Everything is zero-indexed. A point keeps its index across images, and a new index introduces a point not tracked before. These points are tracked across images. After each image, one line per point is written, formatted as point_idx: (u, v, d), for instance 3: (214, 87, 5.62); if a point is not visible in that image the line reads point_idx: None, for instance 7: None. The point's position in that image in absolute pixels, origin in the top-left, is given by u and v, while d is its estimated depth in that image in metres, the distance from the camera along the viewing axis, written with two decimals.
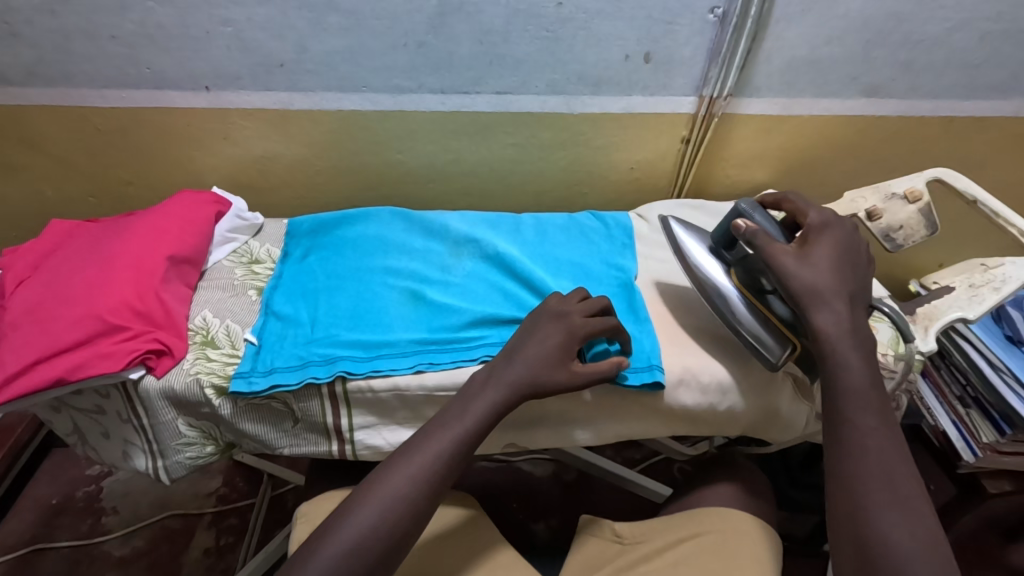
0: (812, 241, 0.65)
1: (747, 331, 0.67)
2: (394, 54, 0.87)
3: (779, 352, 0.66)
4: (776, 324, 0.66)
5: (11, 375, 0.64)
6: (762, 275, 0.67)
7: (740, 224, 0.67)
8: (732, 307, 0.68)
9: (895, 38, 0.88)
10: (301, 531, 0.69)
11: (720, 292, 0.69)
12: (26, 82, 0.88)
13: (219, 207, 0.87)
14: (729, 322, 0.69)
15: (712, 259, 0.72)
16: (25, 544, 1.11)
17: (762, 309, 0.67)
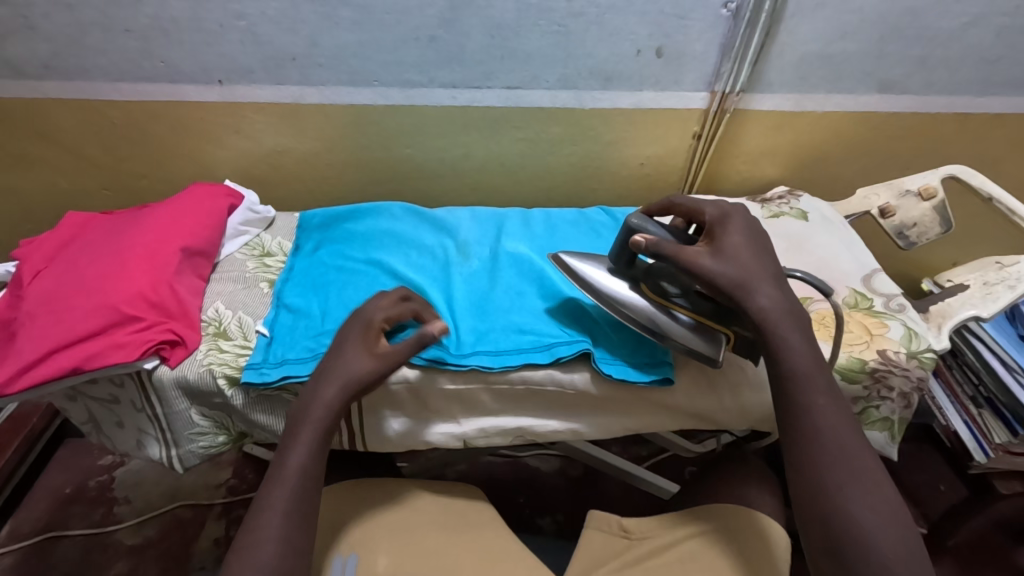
0: (716, 238, 0.64)
1: (683, 340, 0.66)
2: (405, 48, 0.87)
3: (720, 347, 0.65)
4: (701, 320, 0.66)
5: (27, 364, 0.65)
6: (667, 280, 0.68)
7: (638, 241, 0.64)
8: (659, 321, 0.66)
9: (909, 33, 0.87)
10: None
11: (638, 311, 0.67)
12: (43, 75, 0.89)
13: (232, 200, 0.88)
14: (661, 338, 0.66)
15: (616, 282, 0.69)
16: (39, 532, 1.13)
17: (684, 311, 0.67)
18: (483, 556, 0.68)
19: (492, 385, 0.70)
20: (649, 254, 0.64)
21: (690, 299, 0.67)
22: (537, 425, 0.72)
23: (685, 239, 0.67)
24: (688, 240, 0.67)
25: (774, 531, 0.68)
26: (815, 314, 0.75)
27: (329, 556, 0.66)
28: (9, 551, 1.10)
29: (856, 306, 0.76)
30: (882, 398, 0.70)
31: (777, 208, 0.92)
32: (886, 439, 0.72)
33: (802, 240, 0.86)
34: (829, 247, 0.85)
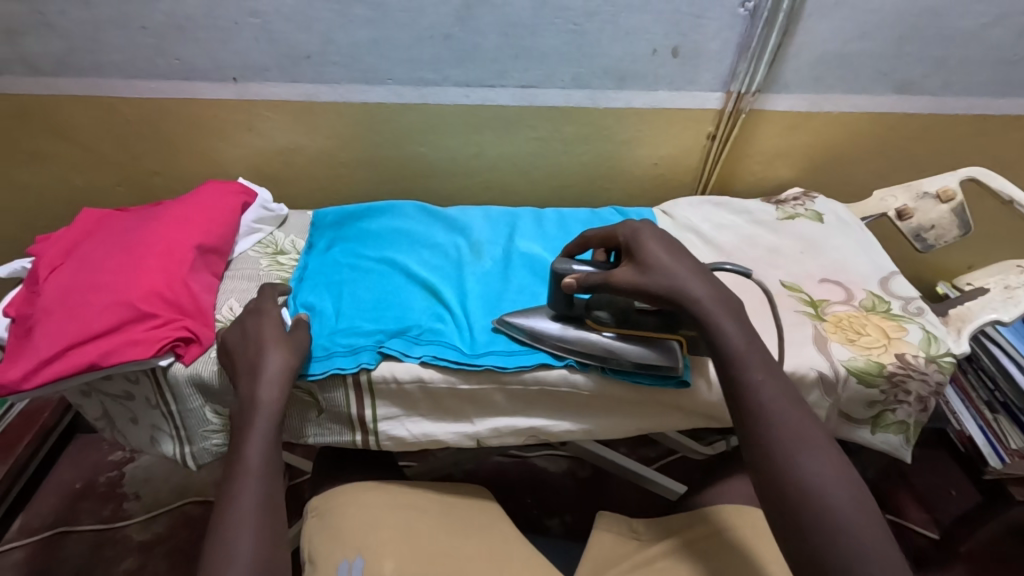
0: (635, 252, 0.64)
1: (644, 361, 0.67)
2: (419, 46, 0.87)
3: (676, 353, 0.67)
4: (649, 336, 0.68)
5: (43, 360, 0.65)
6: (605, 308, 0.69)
7: (570, 282, 0.66)
8: (616, 349, 0.68)
9: (928, 33, 0.86)
10: (311, 527, 0.71)
11: (589, 346, 0.68)
12: (58, 72, 0.89)
13: (246, 198, 0.88)
14: (624, 365, 0.67)
15: (560, 325, 0.70)
16: (49, 527, 1.14)
17: (630, 332, 0.68)
18: (493, 552, 0.68)
19: (509, 385, 0.69)
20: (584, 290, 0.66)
21: (633, 320, 0.68)
22: (551, 425, 0.72)
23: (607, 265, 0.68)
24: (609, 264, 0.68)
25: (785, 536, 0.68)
26: (833, 317, 0.74)
27: (336, 559, 0.65)
28: (20, 545, 1.10)
29: (874, 308, 0.75)
30: (899, 402, 0.70)
31: (792, 210, 0.92)
32: (900, 442, 0.72)
33: (818, 242, 0.85)
34: (846, 249, 0.84)
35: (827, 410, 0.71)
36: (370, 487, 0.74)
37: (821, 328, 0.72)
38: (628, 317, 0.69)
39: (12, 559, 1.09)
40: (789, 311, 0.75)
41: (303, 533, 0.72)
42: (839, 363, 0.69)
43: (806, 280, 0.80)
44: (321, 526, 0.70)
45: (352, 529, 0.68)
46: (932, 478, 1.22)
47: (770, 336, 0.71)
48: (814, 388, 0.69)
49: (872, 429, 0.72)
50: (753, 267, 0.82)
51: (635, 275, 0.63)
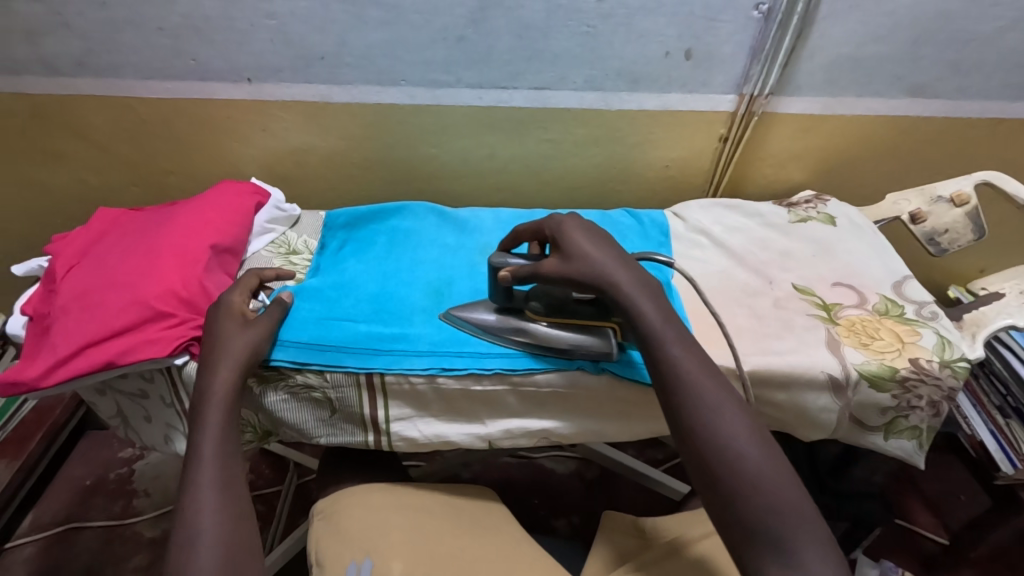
0: (560, 243, 0.66)
1: (580, 348, 0.68)
2: (433, 48, 0.87)
3: (609, 339, 0.68)
4: (585, 323, 0.69)
5: (62, 358, 0.66)
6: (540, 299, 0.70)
7: (506, 274, 0.66)
8: (555, 338, 0.69)
9: (944, 37, 0.86)
10: (316, 529, 0.71)
11: (529, 337, 0.69)
12: (75, 72, 0.90)
13: (259, 198, 0.89)
14: (564, 355, 0.68)
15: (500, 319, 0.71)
16: (60, 522, 1.15)
17: (568, 320, 0.69)
18: (501, 549, 0.69)
19: (521, 386, 0.69)
20: (520, 280, 0.66)
21: (569, 308, 0.69)
22: (562, 427, 0.72)
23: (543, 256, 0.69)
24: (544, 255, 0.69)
25: None
26: (845, 321, 0.74)
27: (345, 561, 0.65)
28: (32, 540, 1.12)
29: (887, 313, 0.75)
30: (912, 408, 0.69)
31: (804, 213, 0.91)
32: (914, 448, 0.72)
33: (829, 246, 0.85)
34: (858, 253, 0.83)
35: (840, 415, 0.70)
36: (374, 488, 0.74)
37: (833, 331, 0.72)
38: (565, 306, 0.69)
39: (25, 553, 1.10)
40: (802, 315, 0.75)
41: (308, 535, 0.72)
42: (852, 366, 0.68)
43: (817, 284, 0.79)
44: (328, 528, 0.70)
45: (359, 531, 0.68)
46: (942, 483, 1.21)
47: (784, 340, 0.71)
48: (827, 392, 0.69)
49: (885, 435, 0.71)
50: (765, 270, 0.82)
51: (559, 266, 0.64)
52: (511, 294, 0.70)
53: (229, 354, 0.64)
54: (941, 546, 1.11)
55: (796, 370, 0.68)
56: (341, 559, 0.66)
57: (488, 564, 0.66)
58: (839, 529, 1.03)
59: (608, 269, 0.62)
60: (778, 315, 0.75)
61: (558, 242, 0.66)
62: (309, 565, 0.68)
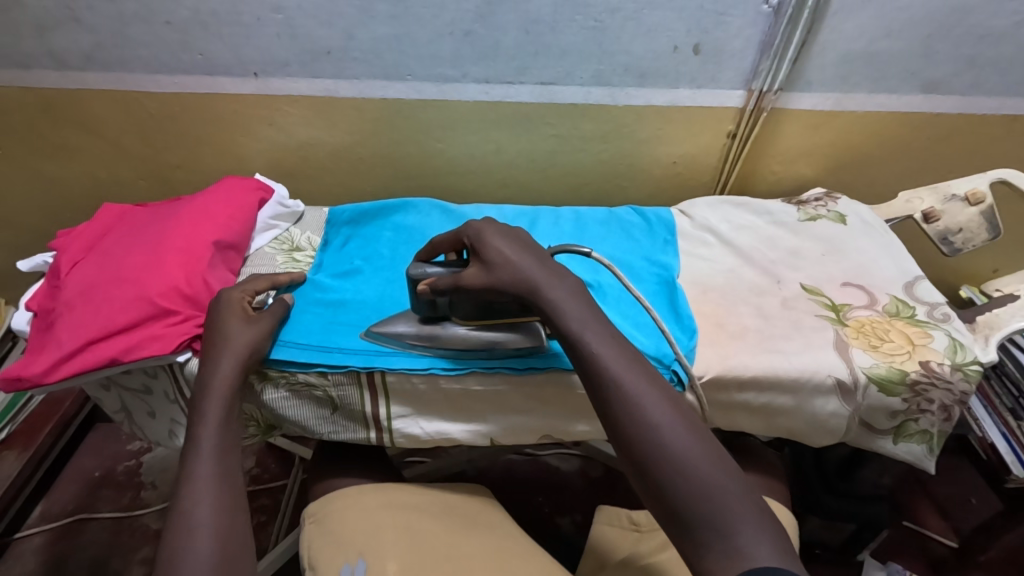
0: (478, 250, 0.63)
1: (508, 347, 0.67)
2: (440, 42, 0.86)
3: (539, 331, 0.67)
4: (513, 320, 0.67)
5: (67, 353, 0.66)
6: (461, 307, 0.67)
7: (427, 286, 0.65)
8: (481, 339, 0.68)
9: (957, 33, 0.84)
10: (310, 533, 0.71)
11: (459, 343, 0.68)
12: (84, 67, 0.90)
13: (262, 194, 0.88)
14: (499, 353, 0.67)
15: (428, 329, 0.69)
16: (69, 513, 1.16)
17: (495, 320, 0.68)
18: (498, 551, 0.68)
19: (523, 385, 0.69)
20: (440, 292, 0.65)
21: (494, 309, 0.67)
22: (566, 425, 0.71)
23: (462, 264, 0.66)
24: (464, 264, 0.66)
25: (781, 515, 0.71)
26: (854, 322, 0.73)
27: (338, 563, 0.66)
28: (42, 530, 1.13)
29: (898, 314, 0.73)
30: (922, 412, 0.68)
31: (814, 211, 0.90)
32: (923, 452, 0.71)
33: (840, 245, 0.83)
34: (869, 253, 0.82)
35: (849, 420, 0.69)
36: (365, 489, 0.74)
37: (842, 332, 0.71)
38: (491, 307, 0.67)
39: (34, 543, 1.11)
40: (810, 315, 0.73)
41: (302, 539, 0.72)
42: (860, 369, 0.67)
43: (826, 284, 0.78)
44: (321, 532, 0.70)
45: (353, 532, 0.68)
46: (951, 486, 1.20)
47: (791, 340, 0.70)
48: (835, 397, 0.68)
49: (894, 438, 0.70)
50: (773, 270, 0.80)
51: (482, 276, 0.62)
52: (433, 305, 0.68)
53: (231, 350, 0.64)
54: (950, 549, 1.09)
55: (803, 371, 0.67)
56: (335, 561, 0.66)
57: (483, 564, 0.65)
58: (846, 530, 1.01)
59: (548, 270, 0.61)
60: (785, 315, 0.74)
61: (475, 250, 0.64)
62: (303, 568, 0.68)
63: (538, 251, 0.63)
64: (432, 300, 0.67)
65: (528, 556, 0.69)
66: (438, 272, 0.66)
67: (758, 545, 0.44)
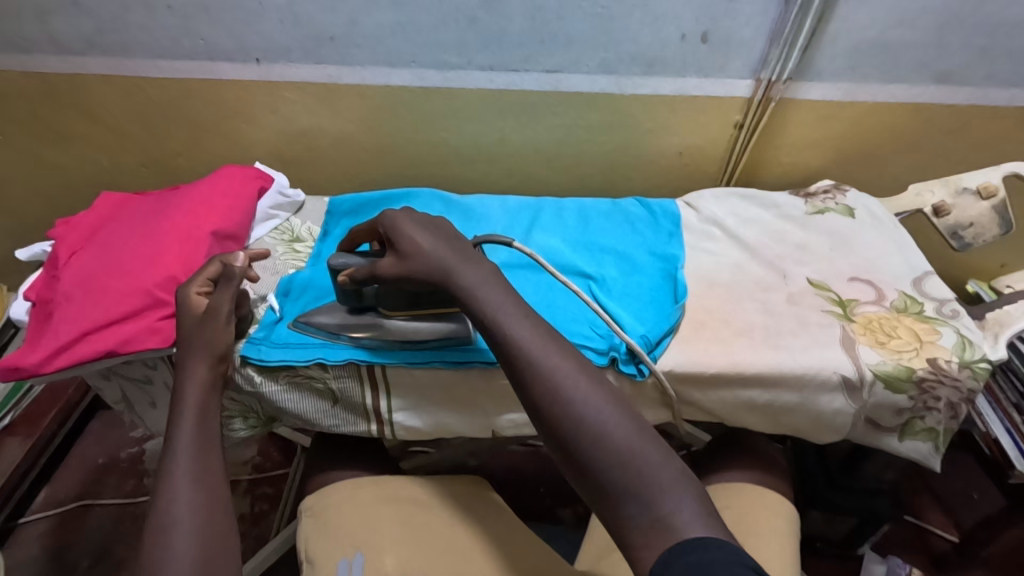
0: (394, 241, 0.62)
1: (441, 337, 0.66)
2: (444, 29, 0.85)
3: (464, 324, 0.66)
4: (440, 310, 0.67)
5: (64, 344, 0.65)
6: (382, 297, 0.67)
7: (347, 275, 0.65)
8: (407, 330, 0.67)
9: (974, 21, 0.82)
10: (305, 527, 0.71)
11: (382, 333, 0.67)
12: (84, 51, 0.89)
13: (263, 182, 0.87)
14: (421, 344, 0.67)
15: (353, 318, 0.69)
16: (73, 499, 1.16)
17: (423, 311, 0.68)
18: (496, 541, 0.68)
19: None
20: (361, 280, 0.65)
21: (419, 298, 0.67)
22: None
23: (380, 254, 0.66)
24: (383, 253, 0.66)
25: (772, 501, 0.71)
26: (861, 318, 0.72)
27: (336, 558, 0.65)
28: (46, 515, 1.14)
29: (906, 310, 0.72)
30: (929, 409, 0.67)
31: (822, 204, 0.88)
32: (930, 451, 0.70)
33: (848, 239, 0.82)
34: (878, 248, 0.80)
35: (856, 417, 0.68)
36: (359, 483, 0.74)
37: (848, 329, 0.70)
38: (417, 298, 0.66)
39: (39, 528, 1.12)
40: (817, 311, 0.72)
41: (298, 533, 0.71)
42: (866, 367, 0.66)
43: (834, 279, 0.77)
44: (317, 526, 0.70)
45: (349, 527, 0.68)
46: (954, 481, 1.19)
47: (797, 337, 0.69)
48: (841, 395, 0.67)
49: (900, 437, 0.69)
50: (780, 264, 0.79)
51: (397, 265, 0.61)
52: (360, 294, 0.68)
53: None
54: (951, 544, 1.09)
55: (809, 368, 0.66)
56: (333, 555, 0.65)
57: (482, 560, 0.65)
58: (848, 524, 1.01)
59: None
60: (791, 311, 0.73)
61: (393, 240, 0.63)
62: (300, 562, 0.68)
63: (460, 242, 0.62)
64: (357, 289, 0.67)
65: (525, 545, 0.69)
66: (357, 262, 0.66)
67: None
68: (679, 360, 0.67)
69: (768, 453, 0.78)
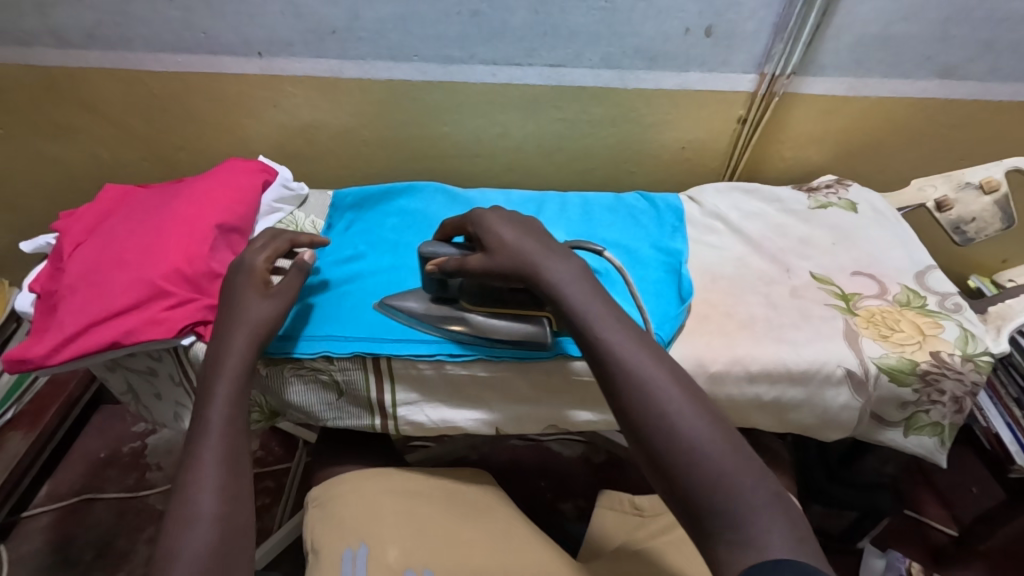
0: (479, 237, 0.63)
1: (516, 338, 0.66)
2: (447, 22, 0.85)
3: (543, 328, 0.65)
4: (521, 312, 0.66)
5: (68, 336, 0.66)
6: (467, 291, 0.67)
7: (434, 266, 0.65)
8: (486, 326, 0.67)
9: (977, 15, 0.82)
10: (312, 516, 0.72)
11: (462, 327, 0.67)
12: (84, 44, 0.88)
13: (267, 175, 0.87)
14: (497, 342, 0.67)
15: (435, 307, 0.69)
16: (76, 493, 1.17)
17: (504, 309, 0.67)
18: (498, 533, 0.69)
19: (533, 372, 0.68)
20: (447, 273, 0.65)
21: (502, 297, 0.66)
22: (570, 415, 0.71)
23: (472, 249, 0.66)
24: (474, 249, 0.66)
25: None
26: (865, 311, 0.72)
27: (341, 547, 0.65)
28: (49, 509, 1.14)
29: (908, 304, 0.72)
30: (933, 403, 0.67)
31: (825, 198, 0.88)
32: (935, 445, 0.70)
33: (850, 233, 0.82)
34: (881, 242, 0.81)
35: (861, 412, 0.68)
36: (366, 473, 0.74)
37: (852, 322, 0.70)
38: (500, 295, 0.66)
39: (42, 522, 1.12)
40: (820, 304, 0.73)
41: (304, 521, 0.72)
42: (870, 360, 0.67)
43: (836, 273, 0.77)
44: (324, 514, 0.70)
45: (355, 518, 0.68)
46: (954, 475, 1.20)
47: (800, 330, 0.69)
48: (845, 388, 0.67)
49: (904, 431, 0.70)
50: (783, 258, 0.79)
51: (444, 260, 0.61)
52: (444, 285, 0.68)
53: (242, 333, 0.62)
54: (950, 537, 1.10)
55: (813, 362, 0.67)
56: (338, 544, 0.66)
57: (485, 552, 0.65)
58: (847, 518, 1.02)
59: (554, 257, 0.59)
60: (794, 305, 0.73)
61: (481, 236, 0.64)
62: (306, 551, 0.69)
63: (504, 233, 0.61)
64: (442, 279, 0.67)
65: (526, 538, 0.69)
66: (448, 254, 0.66)
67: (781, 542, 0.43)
68: (681, 353, 0.67)
69: (770, 447, 0.79)
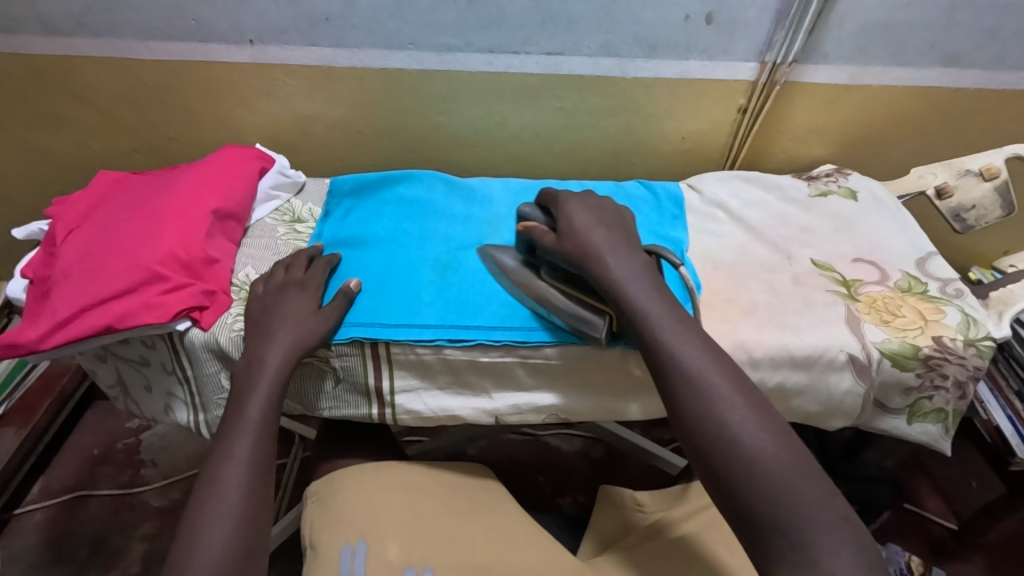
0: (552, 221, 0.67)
1: (573, 319, 0.64)
2: (445, 9, 0.84)
3: (600, 324, 0.63)
4: (592, 302, 0.64)
5: (61, 321, 0.65)
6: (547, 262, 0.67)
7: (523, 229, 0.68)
8: (549, 300, 0.66)
9: (978, 3, 0.82)
10: (311, 511, 0.71)
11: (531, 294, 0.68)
12: (74, 31, 0.87)
13: (263, 163, 0.86)
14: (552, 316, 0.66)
15: (518, 268, 0.70)
16: (69, 490, 1.15)
17: (577, 292, 0.65)
18: (498, 527, 0.68)
19: (533, 359, 0.67)
20: (531, 237, 0.67)
21: (579, 281, 0.66)
22: (570, 404, 0.70)
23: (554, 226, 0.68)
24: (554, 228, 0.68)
25: None
26: (866, 297, 0.71)
27: (340, 543, 0.64)
28: (41, 507, 1.12)
29: (910, 290, 0.72)
30: (936, 389, 0.67)
31: (825, 186, 0.88)
32: (939, 432, 0.70)
33: (851, 221, 0.82)
34: (883, 230, 0.80)
35: (864, 399, 0.68)
36: (364, 467, 0.74)
37: (853, 308, 0.70)
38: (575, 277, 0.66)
39: (34, 520, 1.11)
40: (821, 291, 0.72)
41: (303, 516, 0.71)
42: (872, 345, 0.66)
43: (838, 260, 0.77)
44: (323, 509, 0.70)
45: (354, 513, 0.67)
46: (953, 468, 1.20)
47: (803, 316, 0.69)
48: (848, 374, 0.67)
49: (907, 418, 0.69)
50: (783, 245, 0.79)
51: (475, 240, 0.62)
52: (533, 250, 0.69)
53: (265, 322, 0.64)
54: (950, 531, 1.10)
55: (815, 348, 0.66)
56: (336, 540, 0.65)
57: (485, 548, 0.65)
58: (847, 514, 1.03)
59: None
60: (796, 291, 0.72)
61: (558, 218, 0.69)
62: (304, 546, 0.68)
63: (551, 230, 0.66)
64: (530, 244, 0.69)
65: (528, 531, 0.69)
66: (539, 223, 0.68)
67: (836, 559, 0.45)
68: None
69: None
